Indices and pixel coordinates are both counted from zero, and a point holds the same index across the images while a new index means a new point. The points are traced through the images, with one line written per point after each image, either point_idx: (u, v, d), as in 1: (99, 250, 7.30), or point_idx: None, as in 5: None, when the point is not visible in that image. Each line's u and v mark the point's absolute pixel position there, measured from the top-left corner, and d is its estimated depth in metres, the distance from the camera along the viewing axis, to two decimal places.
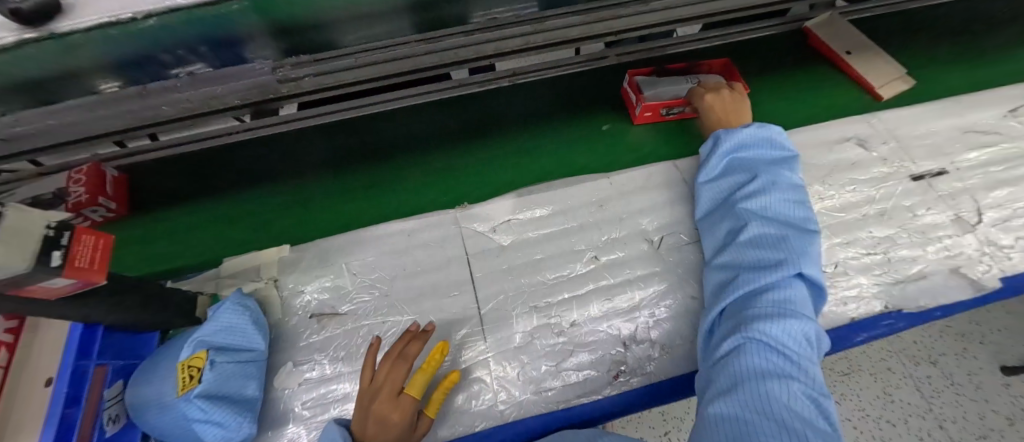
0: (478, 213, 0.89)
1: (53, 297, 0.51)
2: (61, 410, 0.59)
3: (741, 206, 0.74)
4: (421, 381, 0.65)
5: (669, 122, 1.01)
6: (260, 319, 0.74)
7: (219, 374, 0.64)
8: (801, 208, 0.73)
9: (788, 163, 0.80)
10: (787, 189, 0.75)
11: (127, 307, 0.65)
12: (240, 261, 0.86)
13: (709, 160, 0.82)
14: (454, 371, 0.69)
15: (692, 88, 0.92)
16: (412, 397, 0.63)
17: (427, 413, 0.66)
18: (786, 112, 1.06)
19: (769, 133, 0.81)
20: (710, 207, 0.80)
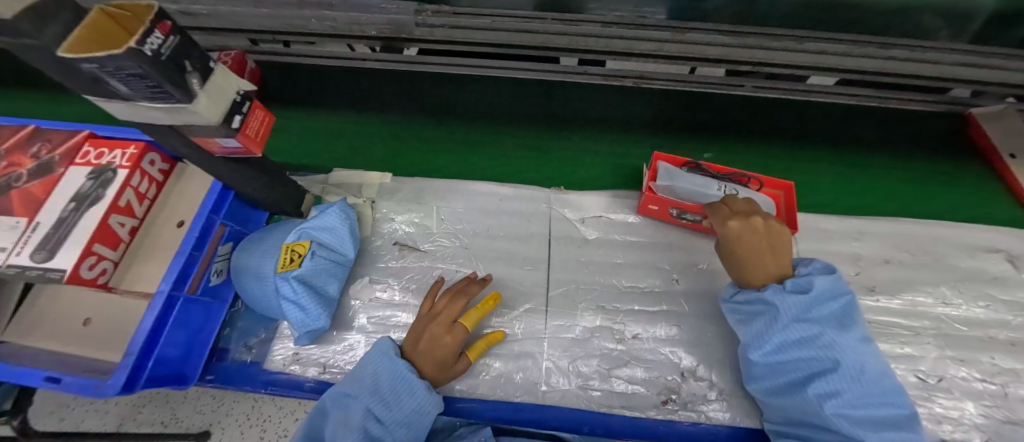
0: (573, 200, 0.89)
1: (219, 150, 0.58)
2: (188, 250, 0.68)
3: (813, 401, 0.53)
4: (475, 316, 0.69)
5: (679, 224, 0.84)
6: (356, 231, 0.81)
7: (315, 265, 0.72)
8: (892, 380, 0.53)
9: (856, 315, 0.58)
10: (872, 358, 0.54)
11: (258, 182, 0.73)
12: (347, 175, 0.93)
13: (759, 331, 0.60)
14: (501, 330, 0.73)
15: (718, 205, 0.70)
16: (466, 328, 0.66)
17: (467, 354, 0.68)
18: (930, 200, 0.95)
19: (832, 278, 0.59)
20: (775, 384, 0.59)
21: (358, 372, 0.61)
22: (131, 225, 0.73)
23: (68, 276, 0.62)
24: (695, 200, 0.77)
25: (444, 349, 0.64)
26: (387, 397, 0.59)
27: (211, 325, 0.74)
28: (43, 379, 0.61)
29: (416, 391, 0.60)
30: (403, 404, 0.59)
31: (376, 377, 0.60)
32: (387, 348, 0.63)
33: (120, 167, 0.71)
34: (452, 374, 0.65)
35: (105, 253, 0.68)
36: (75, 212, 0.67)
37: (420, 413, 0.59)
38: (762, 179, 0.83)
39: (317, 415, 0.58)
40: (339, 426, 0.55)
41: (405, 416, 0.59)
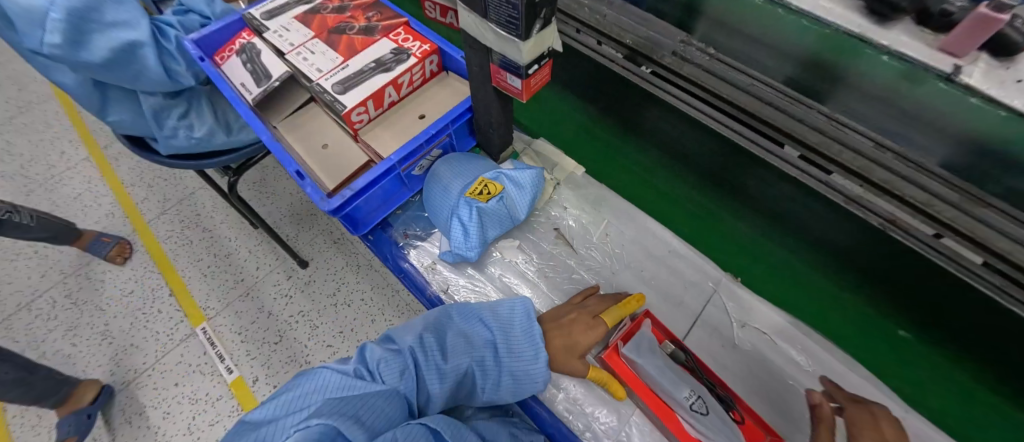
0: (747, 302, 0.79)
1: (500, 83, 0.69)
2: (421, 140, 0.81)
3: None
4: (616, 314, 0.72)
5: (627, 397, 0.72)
6: (536, 199, 0.87)
7: (495, 208, 0.80)
8: None
9: None
10: None
11: (496, 115, 0.81)
12: (548, 149, 0.98)
13: None
14: (624, 391, 0.70)
15: None
16: (606, 326, 0.71)
17: (590, 369, 0.69)
18: None
19: None
20: None
21: (492, 307, 0.73)
22: (393, 99, 0.91)
23: (345, 112, 0.83)
24: (654, 388, 0.65)
25: (583, 338, 0.70)
26: (509, 342, 0.69)
27: (394, 202, 0.87)
28: (294, 169, 0.80)
29: (537, 356, 0.68)
30: (520, 359, 0.68)
31: (506, 320, 0.72)
32: (526, 304, 0.74)
33: (413, 56, 0.88)
34: (572, 368, 0.69)
35: (369, 108, 0.87)
36: (371, 71, 0.87)
37: (528, 377, 0.68)
38: (750, 411, 0.65)
39: (450, 318, 0.71)
40: (464, 337, 0.68)
41: (517, 370, 0.68)
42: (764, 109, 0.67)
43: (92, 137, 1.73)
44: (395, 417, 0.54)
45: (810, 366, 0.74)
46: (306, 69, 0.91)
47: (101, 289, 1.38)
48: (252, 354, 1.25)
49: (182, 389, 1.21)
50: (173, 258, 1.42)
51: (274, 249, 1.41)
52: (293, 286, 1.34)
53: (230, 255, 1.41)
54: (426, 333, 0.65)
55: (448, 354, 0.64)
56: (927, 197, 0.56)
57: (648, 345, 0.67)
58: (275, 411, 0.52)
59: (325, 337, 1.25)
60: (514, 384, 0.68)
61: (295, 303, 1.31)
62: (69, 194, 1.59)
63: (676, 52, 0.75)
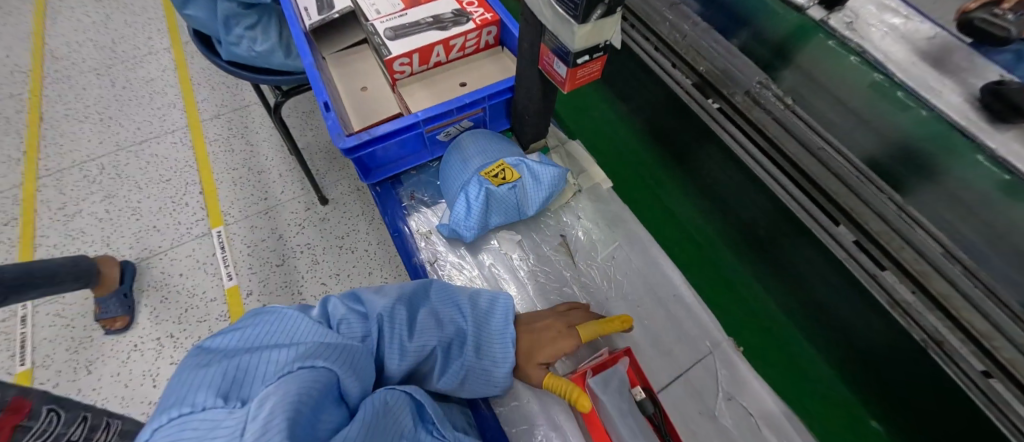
0: (740, 373, 0.71)
1: (545, 67, 0.63)
2: (452, 106, 0.77)
3: None
4: (594, 330, 0.66)
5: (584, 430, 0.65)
6: (551, 198, 0.82)
7: (506, 195, 0.75)
8: None
9: None
10: None
11: (534, 103, 0.76)
12: (581, 153, 0.92)
13: None
14: (588, 399, 0.58)
15: None
16: (579, 340, 0.66)
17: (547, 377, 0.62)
18: None
19: None
20: None
21: (472, 294, 0.70)
22: (440, 60, 0.88)
23: (389, 58, 0.80)
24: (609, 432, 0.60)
25: (548, 348, 0.65)
26: (484, 336, 0.66)
27: (410, 160, 0.84)
28: (323, 100, 0.78)
29: (507, 357, 0.65)
30: (493, 356, 0.65)
31: (484, 313, 0.68)
32: (508, 303, 0.70)
33: (472, 22, 0.85)
34: (532, 376, 0.65)
35: (414, 62, 0.85)
36: (426, 25, 0.84)
37: (493, 379, 0.65)
38: None
39: (425, 294, 0.67)
40: (436, 317, 0.64)
41: (483, 368, 0.65)
42: (832, 183, 0.59)
43: (178, 30, 1.82)
44: (367, 376, 0.53)
45: None
46: (367, 9, 0.89)
47: (145, 169, 1.45)
48: (253, 269, 1.27)
49: (183, 281, 1.25)
50: (213, 160, 1.47)
51: (301, 179, 1.43)
52: (310, 217, 1.35)
53: (262, 173, 1.44)
54: (401, 303, 0.62)
55: (416, 331, 0.61)
56: (991, 328, 0.47)
57: (618, 385, 0.61)
58: (248, 343, 0.48)
59: (322, 275, 1.25)
60: (478, 378, 0.64)
61: (303, 234, 1.32)
62: (143, 75, 1.67)
63: (749, 92, 0.67)
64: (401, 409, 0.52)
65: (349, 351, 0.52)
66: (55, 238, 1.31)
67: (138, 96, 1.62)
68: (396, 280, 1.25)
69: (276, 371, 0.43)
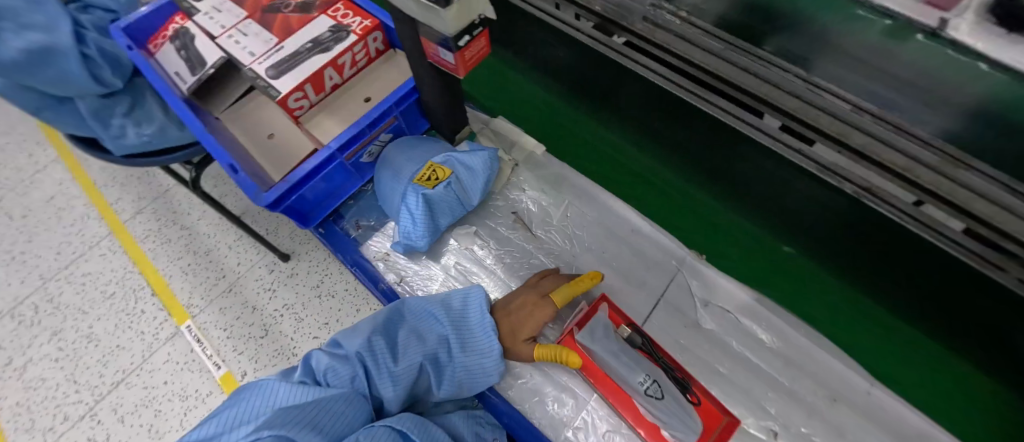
0: (708, 278, 0.76)
1: (434, 60, 0.62)
2: (362, 125, 0.75)
3: None
4: (566, 293, 0.69)
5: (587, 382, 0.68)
6: (491, 182, 0.82)
7: (444, 194, 0.75)
8: None
9: None
10: None
11: (441, 96, 0.76)
12: (508, 128, 0.92)
13: None
14: (576, 355, 0.62)
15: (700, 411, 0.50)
16: (554, 306, 0.68)
17: (536, 350, 0.65)
18: None
19: None
20: None
21: (440, 301, 0.69)
22: (335, 81, 0.85)
23: (281, 98, 0.77)
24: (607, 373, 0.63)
25: (530, 324, 0.67)
26: (465, 335, 0.67)
27: (343, 192, 0.82)
28: (227, 163, 0.71)
29: (491, 346, 0.66)
30: (478, 351, 0.66)
31: (461, 314, 0.69)
32: (481, 295, 0.70)
33: (352, 34, 0.82)
34: (522, 353, 0.67)
35: (309, 93, 0.81)
36: (307, 51, 0.81)
37: (484, 371, 0.66)
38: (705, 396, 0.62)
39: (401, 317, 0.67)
40: (417, 335, 0.65)
41: (471, 365, 0.66)
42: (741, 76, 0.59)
43: (60, 136, 1.66)
44: (350, 423, 0.53)
45: (774, 343, 0.71)
46: (238, 53, 0.84)
47: (83, 292, 1.35)
48: (238, 350, 1.22)
49: (170, 387, 1.20)
50: (153, 259, 1.38)
51: (252, 244, 1.37)
52: (275, 279, 1.30)
53: (211, 252, 1.37)
54: (377, 335, 0.61)
55: (400, 356, 0.61)
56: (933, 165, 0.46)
57: (604, 330, 0.64)
58: (219, 429, 0.49)
59: (311, 329, 1.22)
60: (472, 375, 0.65)
61: (278, 296, 1.28)
62: (42, 196, 1.53)
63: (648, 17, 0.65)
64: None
65: (326, 413, 0.51)
66: (15, 395, 1.22)
67: (43, 219, 1.48)
68: None
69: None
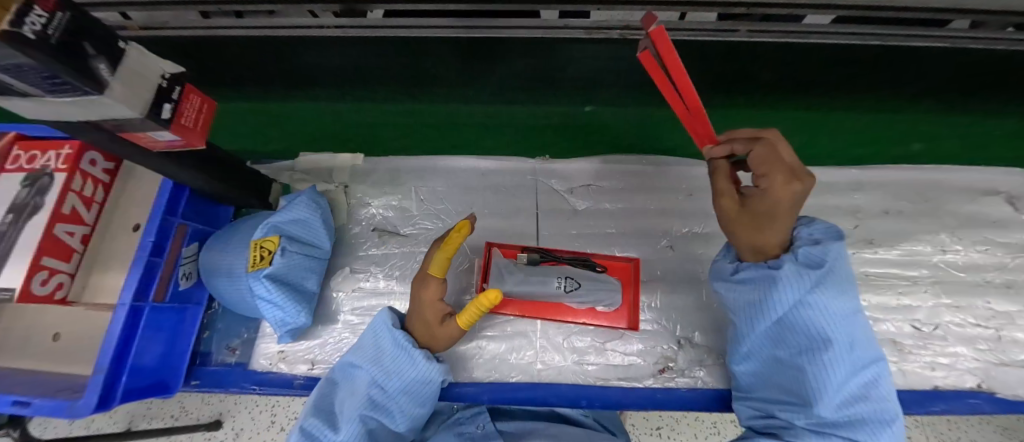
0: (560, 170, 0.83)
1: (158, 148, 0.52)
2: (145, 258, 0.61)
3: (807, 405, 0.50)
4: (441, 260, 0.62)
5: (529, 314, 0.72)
6: (329, 217, 0.76)
7: (288, 261, 0.67)
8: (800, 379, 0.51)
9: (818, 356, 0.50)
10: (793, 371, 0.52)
11: (215, 175, 0.67)
12: (314, 159, 0.85)
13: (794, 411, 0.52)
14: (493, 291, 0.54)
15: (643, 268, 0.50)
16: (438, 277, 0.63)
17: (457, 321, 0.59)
18: None
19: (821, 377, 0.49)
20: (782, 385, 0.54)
21: (352, 352, 0.61)
22: (82, 232, 0.67)
23: (18, 296, 0.59)
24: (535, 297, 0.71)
25: (432, 307, 0.61)
26: (393, 366, 0.60)
27: (189, 329, 0.70)
28: (9, 402, 0.56)
29: (420, 360, 0.60)
30: (412, 374, 0.60)
31: (379, 347, 0.61)
32: (388, 318, 0.63)
33: (57, 172, 0.63)
34: (453, 333, 0.61)
35: (56, 265, 0.63)
36: (13, 225, 0.61)
37: (428, 385, 0.61)
38: (608, 261, 0.75)
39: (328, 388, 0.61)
40: (352, 392, 0.59)
41: (414, 390, 0.60)
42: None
43: None
44: None
45: (634, 184, 0.81)
46: None
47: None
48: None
49: None
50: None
51: (168, 438, 1.03)
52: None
53: None
54: (311, 418, 0.56)
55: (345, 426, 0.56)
56: None
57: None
58: None
59: None
60: (420, 399, 0.61)
61: None
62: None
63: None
64: None
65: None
66: None
67: None
68: None
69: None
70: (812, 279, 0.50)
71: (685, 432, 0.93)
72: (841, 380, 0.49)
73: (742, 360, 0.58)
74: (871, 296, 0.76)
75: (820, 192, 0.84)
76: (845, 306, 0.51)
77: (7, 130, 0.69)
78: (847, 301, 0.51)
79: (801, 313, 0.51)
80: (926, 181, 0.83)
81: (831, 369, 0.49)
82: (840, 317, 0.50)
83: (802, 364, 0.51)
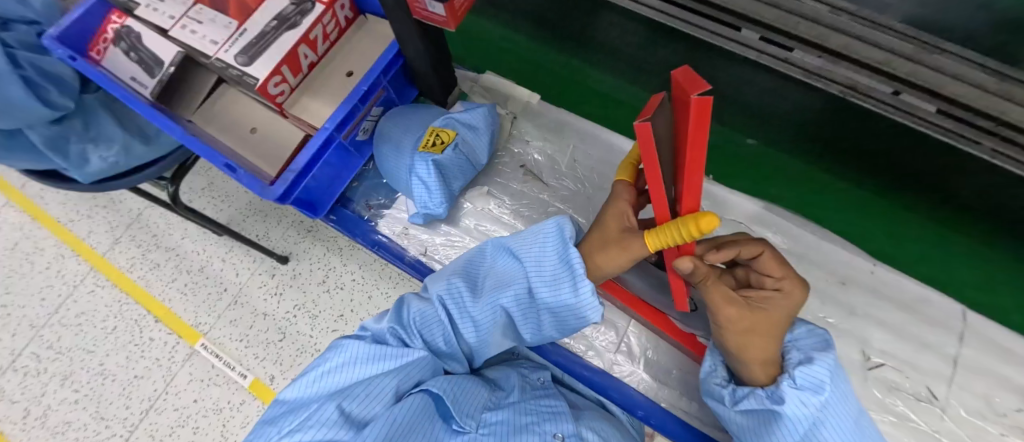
0: (717, 197, 0.82)
1: (418, 16, 0.58)
2: (354, 101, 0.71)
3: None
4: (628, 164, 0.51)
5: (628, 307, 0.72)
6: (494, 136, 0.82)
7: (453, 157, 0.74)
8: None
9: None
10: None
11: (430, 58, 0.74)
12: (498, 82, 0.90)
13: None
14: (710, 215, 0.29)
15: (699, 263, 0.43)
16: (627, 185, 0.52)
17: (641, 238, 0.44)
18: None
19: None
20: None
21: (517, 239, 0.60)
22: (312, 59, 0.77)
23: (259, 86, 0.69)
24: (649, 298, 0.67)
25: (613, 216, 0.52)
26: (547, 275, 0.57)
27: (346, 175, 0.80)
28: (223, 165, 0.69)
29: (578, 289, 0.54)
30: (562, 295, 0.56)
31: (541, 254, 0.57)
32: (566, 226, 0.56)
33: (318, 3, 0.73)
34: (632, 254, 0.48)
35: (288, 76, 0.74)
36: (275, 30, 0.72)
37: (572, 310, 0.57)
38: None
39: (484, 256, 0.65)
40: (497, 279, 0.62)
41: (556, 306, 0.59)
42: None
43: None
44: (416, 377, 0.57)
45: (786, 244, 0.78)
46: (198, 44, 0.75)
47: (82, 331, 1.22)
48: (261, 356, 1.13)
49: (201, 401, 1.11)
50: (147, 284, 1.25)
51: (247, 252, 1.24)
52: (280, 283, 1.20)
53: (206, 268, 1.24)
54: (455, 276, 0.62)
55: (479, 299, 0.61)
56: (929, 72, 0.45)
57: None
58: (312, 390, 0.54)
59: (327, 323, 1.13)
60: (557, 316, 0.60)
61: (287, 298, 1.18)
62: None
63: None
64: (421, 413, 0.54)
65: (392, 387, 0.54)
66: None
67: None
68: (398, 287, 1.14)
69: (322, 436, 0.47)
70: (803, 401, 0.45)
71: None
72: None
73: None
74: None
75: None
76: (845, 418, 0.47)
77: None
78: (850, 409, 0.48)
79: (806, 427, 0.46)
80: None
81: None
82: (850, 433, 0.47)
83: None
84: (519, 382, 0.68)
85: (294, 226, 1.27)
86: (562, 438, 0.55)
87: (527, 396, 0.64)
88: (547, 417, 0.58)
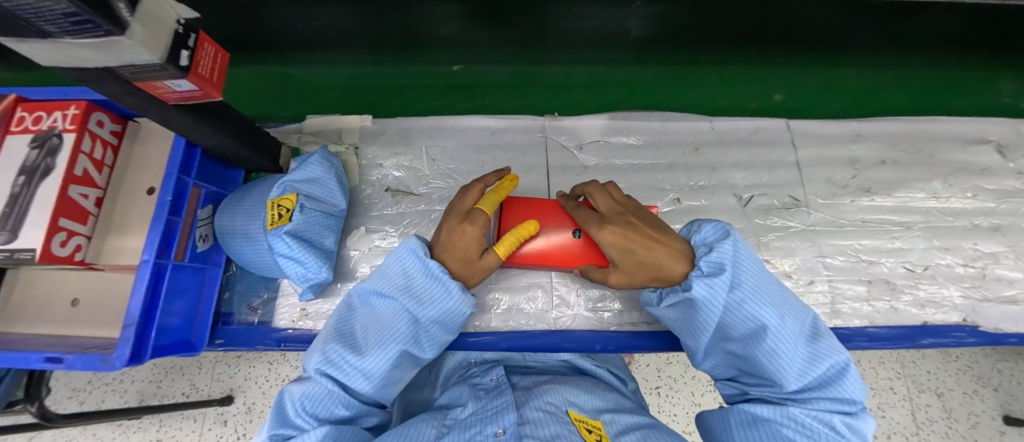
0: (570, 127, 0.87)
1: (172, 101, 0.49)
2: (166, 216, 0.61)
3: (788, 383, 0.44)
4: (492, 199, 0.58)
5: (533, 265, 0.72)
6: (343, 178, 0.78)
7: (307, 219, 0.69)
8: (771, 360, 0.44)
9: (762, 335, 0.45)
10: (749, 360, 0.47)
11: (229, 136, 0.66)
12: (323, 122, 0.86)
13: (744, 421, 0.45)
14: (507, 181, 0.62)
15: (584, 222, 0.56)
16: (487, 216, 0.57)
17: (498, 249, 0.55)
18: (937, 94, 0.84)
19: (779, 345, 0.44)
20: (748, 370, 0.48)
21: (386, 266, 0.56)
22: (95, 195, 0.66)
23: (40, 255, 0.57)
24: None
25: (468, 240, 0.54)
26: (426, 309, 0.53)
27: (207, 289, 0.73)
28: (41, 360, 0.56)
29: (450, 290, 0.54)
30: (440, 306, 0.54)
31: (422, 281, 0.54)
32: (415, 246, 0.55)
33: (65, 133, 0.62)
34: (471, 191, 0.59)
35: (74, 226, 0.62)
36: (26, 187, 0.60)
37: (453, 312, 0.54)
38: None
39: (350, 302, 0.56)
40: (375, 323, 0.53)
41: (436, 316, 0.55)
42: None
43: None
44: None
45: (642, 139, 0.86)
46: None
47: None
48: None
49: None
50: None
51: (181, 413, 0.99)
52: (236, 426, 0.97)
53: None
54: (329, 338, 0.51)
55: (369, 351, 0.50)
56: None
57: None
58: None
59: None
60: (442, 313, 0.54)
61: (212, 434, 0.97)
62: None
63: None
64: None
65: None
66: None
67: None
68: None
69: None
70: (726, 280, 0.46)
71: (689, 383, 0.96)
72: (795, 357, 0.44)
73: (705, 358, 0.51)
74: (866, 241, 0.80)
75: (820, 144, 0.86)
76: (772, 291, 0.48)
77: (7, 92, 0.68)
78: (764, 280, 0.48)
79: (734, 300, 0.46)
80: (914, 134, 0.86)
81: (785, 351, 0.44)
82: (767, 292, 0.47)
83: (756, 353, 0.45)
84: (471, 393, 0.59)
85: (221, 359, 1.04)
86: (505, 432, 0.48)
87: (475, 405, 0.56)
88: (489, 419, 0.50)
